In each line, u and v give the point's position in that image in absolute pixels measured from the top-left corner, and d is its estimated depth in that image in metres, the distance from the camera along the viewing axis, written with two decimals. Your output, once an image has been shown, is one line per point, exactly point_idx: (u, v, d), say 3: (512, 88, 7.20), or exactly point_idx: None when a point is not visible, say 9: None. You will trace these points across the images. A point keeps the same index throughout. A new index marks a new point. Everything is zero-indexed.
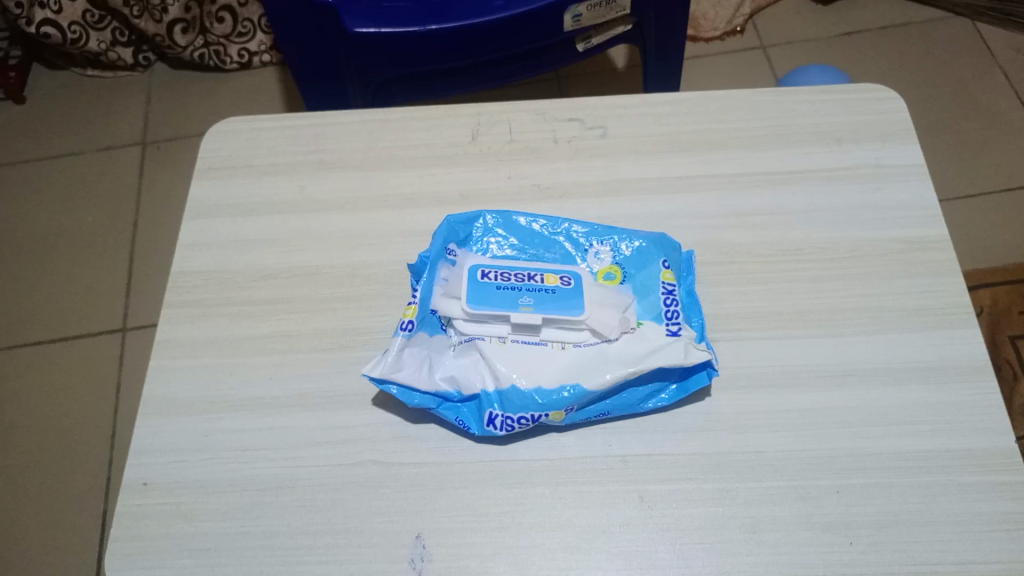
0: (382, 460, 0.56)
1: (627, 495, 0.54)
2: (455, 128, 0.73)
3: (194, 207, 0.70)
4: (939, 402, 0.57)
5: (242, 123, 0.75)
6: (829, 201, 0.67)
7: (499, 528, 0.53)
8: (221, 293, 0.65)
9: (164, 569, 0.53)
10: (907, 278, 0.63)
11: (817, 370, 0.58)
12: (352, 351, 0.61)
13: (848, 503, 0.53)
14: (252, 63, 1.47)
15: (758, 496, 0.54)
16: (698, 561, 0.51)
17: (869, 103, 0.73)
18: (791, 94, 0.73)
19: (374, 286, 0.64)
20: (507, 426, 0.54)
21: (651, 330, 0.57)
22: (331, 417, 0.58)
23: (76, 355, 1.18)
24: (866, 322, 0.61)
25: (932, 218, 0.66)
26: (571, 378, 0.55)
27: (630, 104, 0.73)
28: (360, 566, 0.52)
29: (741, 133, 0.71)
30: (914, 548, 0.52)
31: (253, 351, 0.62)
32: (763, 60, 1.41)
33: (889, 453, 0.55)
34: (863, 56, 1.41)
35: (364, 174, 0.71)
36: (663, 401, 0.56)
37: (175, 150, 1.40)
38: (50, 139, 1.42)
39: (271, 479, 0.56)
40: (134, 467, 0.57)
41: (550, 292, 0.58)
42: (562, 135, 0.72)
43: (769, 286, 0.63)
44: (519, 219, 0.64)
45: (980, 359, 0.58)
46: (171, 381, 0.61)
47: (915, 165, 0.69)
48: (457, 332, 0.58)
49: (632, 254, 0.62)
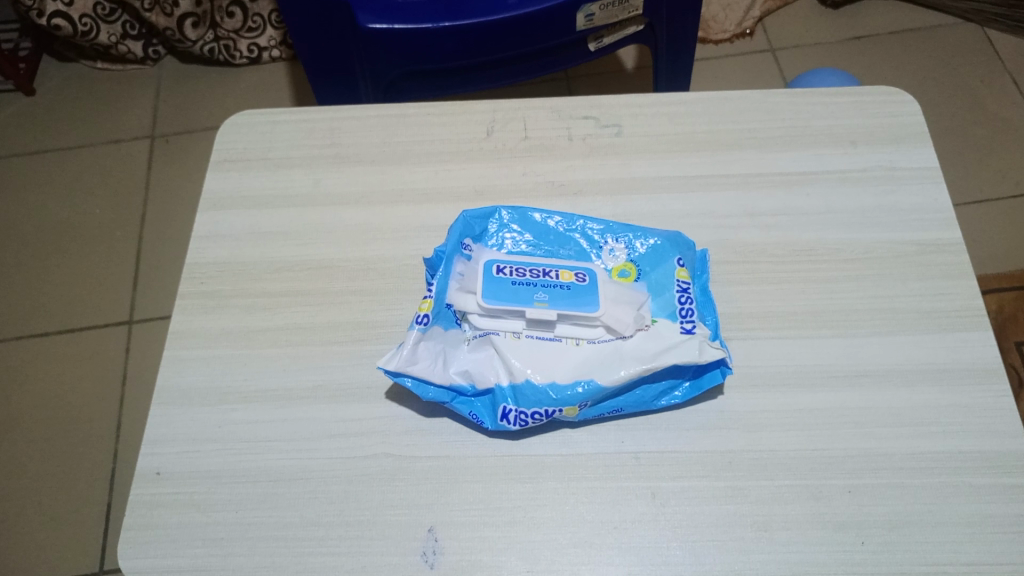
0: (395, 453, 0.56)
1: (639, 492, 0.54)
2: (469, 124, 0.73)
3: (208, 199, 0.70)
4: (952, 403, 0.57)
5: (256, 116, 0.75)
6: (842, 203, 0.67)
7: (511, 522, 0.53)
8: (235, 284, 0.65)
9: (176, 558, 0.53)
10: (919, 280, 0.63)
11: (830, 370, 0.59)
12: (365, 344, 0.62)
13: (859, 503, 0.53)
14: (262, 59, 1.47)
15: (770, 494, 0.54)
16: (710, 558, 0.52)
17: (883, 106, 0.73)
18: (804, 96, 0.74)
19: (388, 281, 0.65)
20: (520, 421, 0.55)
21: (666, 327, 0.57)
22: (345, 410, 0.58)
23: (82, 347, 1.19)
24: (878, 324, 0.61)
25: (945, 222, 0.66)
26: (585, 374, 0.55)
27: (644, 103, 0.73)
28: (372, 559, 0.52)
29: (755, 134, 0.71)
30: (925, 549, 0.52)
31: (267, 343, 0.62)
32: (772, 63, 1.42)
33: (901, 454, 0.55)
34: (872, 60, 1.41)
35: (379, 169, 0.71)
36: (676, 399, 0.56)
37: (183, 144, 1.40)
38: (59, 131, 1.42)
39: (284, 470, 0.56)
40: (148, 457, 0.57)
41: (565, 288, 0.58)
42: (576, 133, 0.72)
43: (782, 286, 0.63)
44: (534, 214, 0.64)
45: (992, 362, 0.59)
46: (185, 371, 0.61)
47: (929, 168, 0.69)
48: (472, 327, 0.58)
49: (647, 252, 0.62)
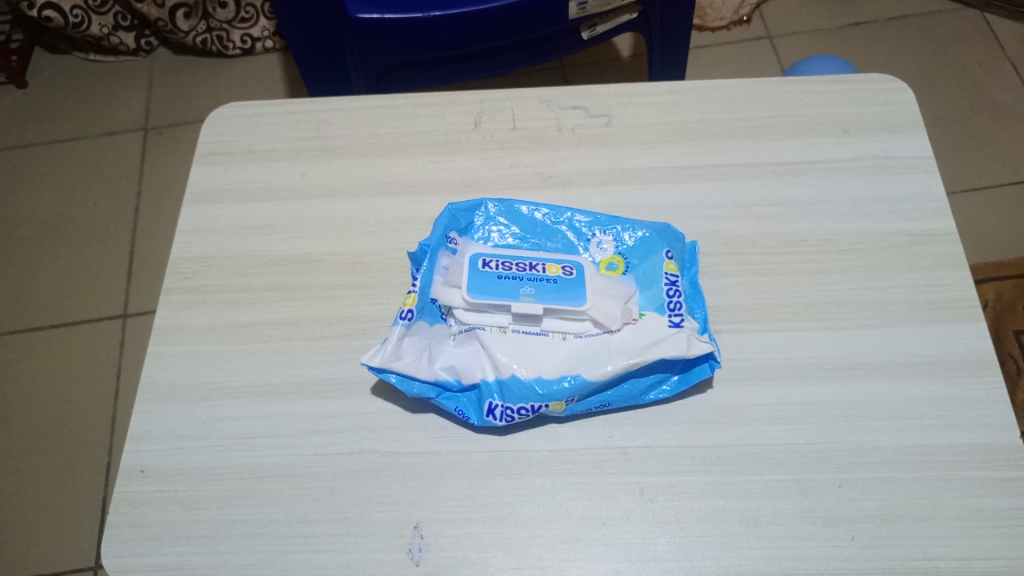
0: (381, 449, 0.56)
1: (627, 487, 0.53)
2: (458, 115, 0.72)
3: (194, 193, 0.69)
4: (944, 396, 0.56)
5: (243, 109, 0.74)
6: (836, 193, 0.66)
7: (498, 518, 0.53)
8: (220, 279, 0.65)
9: (161, 556, 0.53)
10: (912, 271, 0.62)
11: (821, 363, 0.58)
12: (352, 339, 0.61)
13: (850, 498, 0.53)
14: (255, 50, 1.46)
15: (759, 489, 0.53)
16: (698, 554, 0.51)
17: (878, 94, 0.72)
18: (798, 84, 0.73)
19: (375, 274, 0.64)
20: (507, 416, 0.54)
21: (654, 321, 0.57)
22: (331, 405, 0.58)
23: (75, 341, 1.18)
24: (870, 316, 0.60)
25: (938, 212, 0.65)
26: (572, 369, 0.55)
27: (635, 92, 0.72)
28: (358, 556, 0.52)
29: (747, 123, 0.70)
30: (917, 544, 0.51)
31: (253, 338, 0.61)
32: (769, 50, 1.40)
33: (892, 447, 0.54)
34: (871, 47, 1.40)
35: (366, 161, 0.70)
36: (665, 393, 0.56)
37: (177, 136, 1.39)
38: (51, 124, 1.41)
39: (269, 466, 0.56)
40: (132, 454, 0.57)
41: (552, 282, 0.57)
42: (566, 123, 0.71)
43: (773, 278, 0.62)
44: (522, 207, 0.63)
45: (986, 354, 0.58)
46: (171, 367, 0.60)
47: (923, 157, 0.68)
48: (457, 321, 0.58)
49: (636, 244, 0.61)
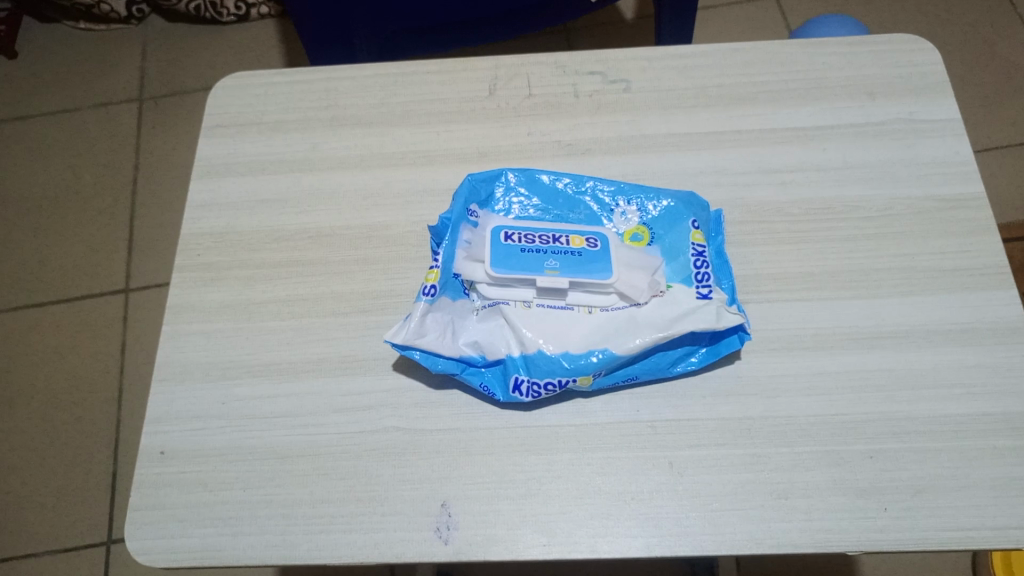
0: (405, 427, 0.55)
1: (657, 462, 0.53)
2: (472, 82, 0.70)
3: (202, 166, 0.68)
4: (975, 364, 0.55)
5: (249, 78, 0.72)
6: (861, 158, 0.65)
7: (527, 495, 0.52)
8: (234, 256, 0.63)
9: (186, 539, 0.52)
10: (941, 238, 0.61)
11: (850, 333, 0.57)
12: (371, 314, 0.60)
13: (881, 468, 0.52)
14: (250, 16, 1.42)
15: (791, 461, 0.52)
16: (730, 528, 0.51)
17: (903, 54, 0.70)
18: (820, 46, 0.71)
19: (392, 248, 0.62)
20: (533, 392, 0.53)
21: (681, 293, 0.56)
22: (352, 383, 0.57)
23: (77, 317, 1.17)
24: (899, 283, 0.59)
25: (966, 176, 0.64)
26: (599, 343, 0.54)
27: (654, 56, 0.70)
28: (385, 535, 0.51)
29: (769, 87, 0.69)
30: (950, 514, 0.50)
31: (269, 316, 0.60)
32: (776, 10, 1.37)
33: (923, 417, 0.54)
34: (880, 5, 1.37)
35: (378, 131, 0.68)
36: (693, 365, 0.55)
37: (173, 105, 1.36)
38: (44, 95, 1.38)
39: (291, 446, 0.55)
40: (151, 435, 0.56)
41: (577, 255, 0.56)
42: (583, 89, 0.69)
43: (799, 246, 0.61)
44: (543, 176, 0.61)
45: (1017, 321, 0.57)
46: (186, 346, 0.59)
47: (950, 120, 0.66)
48: (480, 296, 0.57)
49: (661, 214, 0.60)
